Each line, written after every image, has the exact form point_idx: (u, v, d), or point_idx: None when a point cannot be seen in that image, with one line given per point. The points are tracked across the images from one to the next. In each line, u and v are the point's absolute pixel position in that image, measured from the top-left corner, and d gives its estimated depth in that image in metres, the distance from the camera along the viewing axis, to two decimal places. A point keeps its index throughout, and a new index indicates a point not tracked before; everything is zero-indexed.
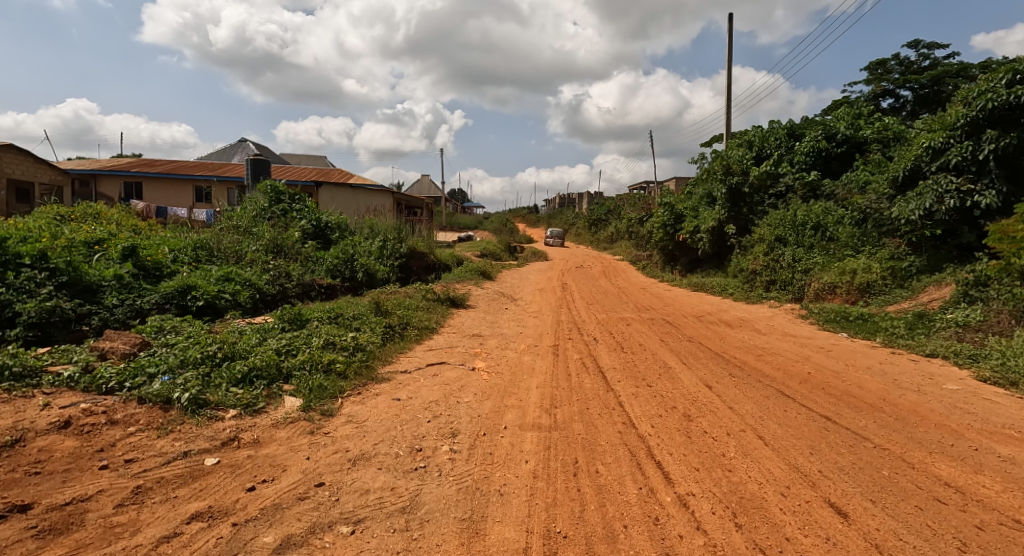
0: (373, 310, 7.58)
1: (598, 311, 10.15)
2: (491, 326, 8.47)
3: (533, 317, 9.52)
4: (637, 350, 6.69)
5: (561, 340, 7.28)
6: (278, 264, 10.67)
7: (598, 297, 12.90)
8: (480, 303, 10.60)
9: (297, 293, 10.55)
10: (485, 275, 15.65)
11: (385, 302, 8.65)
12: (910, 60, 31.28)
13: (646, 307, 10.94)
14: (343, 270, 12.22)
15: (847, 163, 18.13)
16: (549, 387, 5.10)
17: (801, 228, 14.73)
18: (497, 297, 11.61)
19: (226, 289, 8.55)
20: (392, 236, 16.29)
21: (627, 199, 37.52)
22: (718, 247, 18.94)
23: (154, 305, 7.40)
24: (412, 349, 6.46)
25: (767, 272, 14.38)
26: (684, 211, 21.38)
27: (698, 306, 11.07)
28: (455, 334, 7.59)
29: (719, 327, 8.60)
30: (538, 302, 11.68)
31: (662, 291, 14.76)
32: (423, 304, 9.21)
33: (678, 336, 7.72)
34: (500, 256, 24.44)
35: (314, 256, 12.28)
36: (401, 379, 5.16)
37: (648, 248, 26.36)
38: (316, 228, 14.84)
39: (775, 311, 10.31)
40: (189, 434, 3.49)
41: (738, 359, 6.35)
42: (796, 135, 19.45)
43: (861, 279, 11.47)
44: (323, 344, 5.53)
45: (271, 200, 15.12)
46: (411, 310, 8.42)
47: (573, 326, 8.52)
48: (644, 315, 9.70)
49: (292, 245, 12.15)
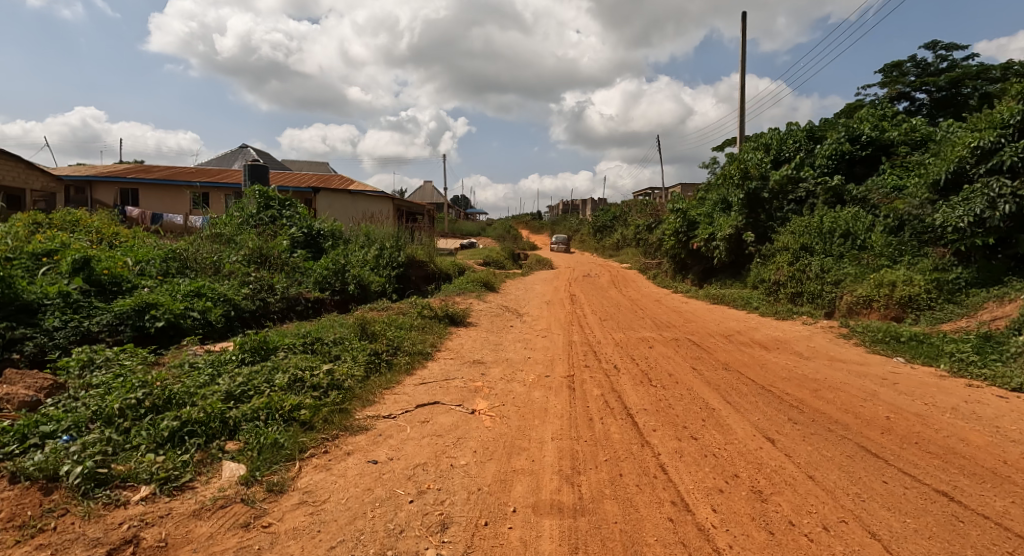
0: (359, 333, 6.55)
1: (614, 330, 9.11)
2: (495, 349, 7.44)
3: (542, 337, 8.50)
4: (667, 383, 5.64)
5: (575, 369, 6.24)
6: (260, 277, 9.70)
7: (611, 311, 11.87)
8: (483, 320, 9.59)
9: (280, 311, 9.56)
10: (488, 286, 14.65)
11: (374, 322, 7.64)
12: (927, 62, 30.19)
13: (666, 324, 9.89)
14: (333, 282, 11.22)
15: (872, 167, 17.10)
16: (567, 441, 4.06)
17: (828, 237, 13.69)
18: (501, 312, 10.58)
19: (194, 306, 7.56)
20: (389, 244, 15.31)
21: (634, 205, 36.51)
22: (735, 256, 17.87)
23: (105, 327, 6.41)
24: (400, 383, 5.43)
25: (792, 283, 13.30)
26: (697, 218, 20.37)
27: (724, 323, 10.02)
28: (453, 361, 6.56)
29: (754, 351, 7.55)
30: (545, 317, 10.66)
31: (679, 304, 13.75)
32: (420, 323, 8.20)
33: (711, 364, 6.66)
34: (504, 264, 23.45)
35: (301, 268, 11.29)
36: (382, 429, 4.13)
37: (657, 256, 25.31)
38: (307, 237, 13.88)
39: (811, 329, 9.25)
40: (66, 538, 2.50)
41: (791, 394, 5.28)
42: (816, 138, 18.42)
43: (902, 293, 10.43)
44: (288, 382, 4.49)
45: (260, 207, 14.16)
46: (404, 332, 7.39)
47: (587, 349, 7.48)
48: (666, 334, 8.65)
49: (277, 255, 11.15)
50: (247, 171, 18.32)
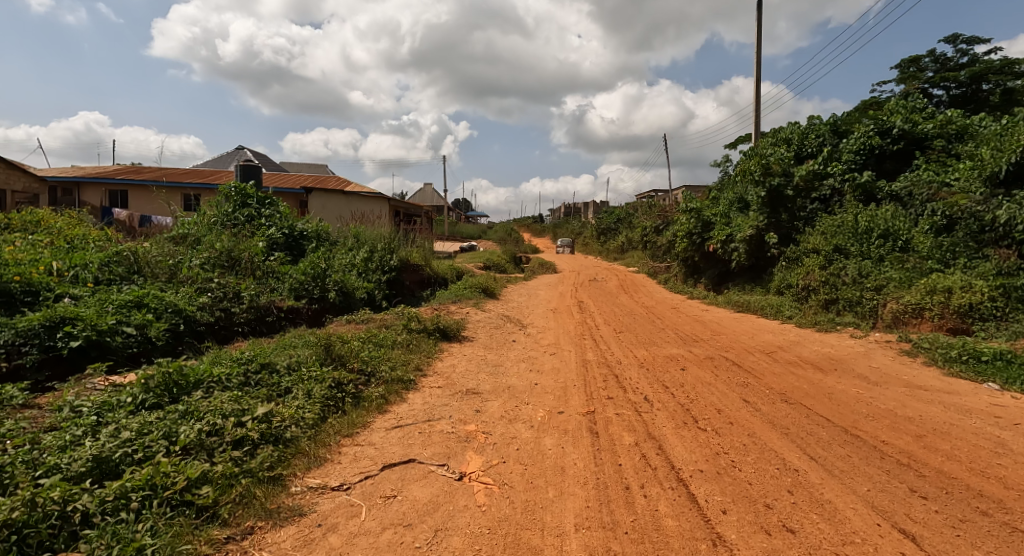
0: (323, 355, 5.17)
1: (634, 346, 7.80)
2: (493, 372, 6.10)
3: (549, 355, 7.15)
4: (717, 424, 4.29)
5: (595, 403, 4.89)
6: (223, 284, 8.44)
7: (625, 321, 10.58)
8: (479, 333, 8.24)
9: (244, 324, 8.22)
10: (489, 292, 13.31)
11: (349, 340, 6.28)
12: (946, 57, 28.93)
13: (692, 339, 8.53)
14: (311, 288, 9.90)
15: (905, 162, 15.81)
16: (599, 533, 2.73)
17: (864, 238, 12.37)
18: (501, 324, 9.24)
19: (130, 320, 6.20)
20: (381, 247, 14.03)
21: (640, 206, 35.15)
22: (755, 259, 16.46)
23: (2, 350, 5.14)
24: (367, 427, 4.09)
25: (825, 289, 11.97)
26: (712, 218, 19.02)
27: (759, 337, 8.66)
28: (440, 391, 5.21)
29: (809, 375, 6.20)
30: (552, 328, 9.35)
31: (699, 312, 12.43)
32: (407, 340, 6.86)
33: (763, 392, 5.32)
34: (505, 267, 22.11)
35: (275, 273, 9.98)
36: (326, 514, 2.82)
37: (667, 259, 23.94)
38: (288, 239, 12.58)
39: (864, 345, 7.90)
40: None
41: (888, 442, 3.94)
42: (841, 132, 17.11)
43: (960, 301, 9.18)
44: (196, 439, 3.16)
45: (237, 205, 12.81)
46: (381, 354, 6.02)
47: (607, 373, 6.13)
48: (696, 353, 7.30)
49: (249, 258, 9.84)
50: (234, 170, 17.06)
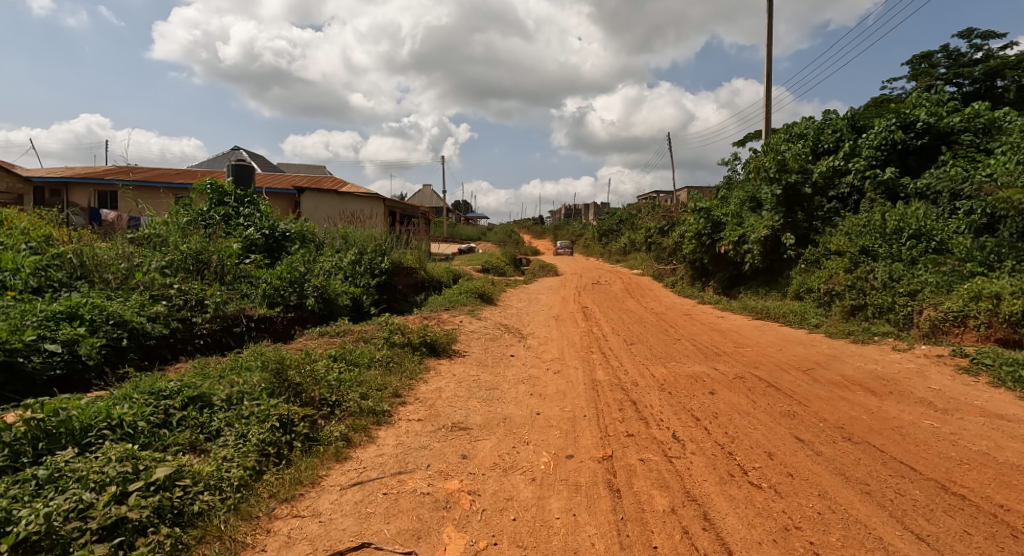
0: (274, 382, 4.16)
1: (650, 362, 6.81)
2: (486, 398, 5.09)
3: (553, 374, 6.16)
4: (773, 476, 3.32)
5: (612, 445, 3.93)
6: (185, 290, 7.50)
7: (635, 330, 9.62)
8: (473, 347, 7.23)
9: (205, 337, 7.26)
10: (486, 297, 12.29)
11: (313, 361, 5.25)
12: (960, 51, 27.98)
13: (713, 353, 7.52)
14: (287, 294, 8.92)
15: (929, 158, 14.83)
16: None
17: (893, 239, 11.41)
18: (499, 334, 8.24)
19: (56, 335, 5.29)
20: (370, 249, 13.10)
21: (643, 207, 34.15)
22: (770, 261, 15.45)
23: None
24: (316, 487, 3.12)
25: (851, 294, 11.01)
26: (723, 218, 18.01)
27: (788, 350, 7.65)
28: (420, 427, 4.20)
29: (862, 400, 5.20)
30: (556, 339, 8.38)
31: (714, 319, 11.47)
32: (385, 360, 5.83)
33: (818, 425, 4.32)
34: (504, 270, 21.11)
35: (248, 277, 9.04)
36: None
37: (673, 262, 22.95)
38: (268, 240, 11.61)
39: (911, 360, 6.88)
40: None
41: (1011, 508, 2.95)
42: (860, 127, 16.10)
43: (1012, 309, 8.19)
44: (45, 529, 2.29)
45: (213, 204, 11.77)
46: (351, 377, 5.00)
47: (623, 399, 5.13)
48: (722, 371, 6.30)
49: (219, 261, 8.87)
50: (228, 171, 15.98)
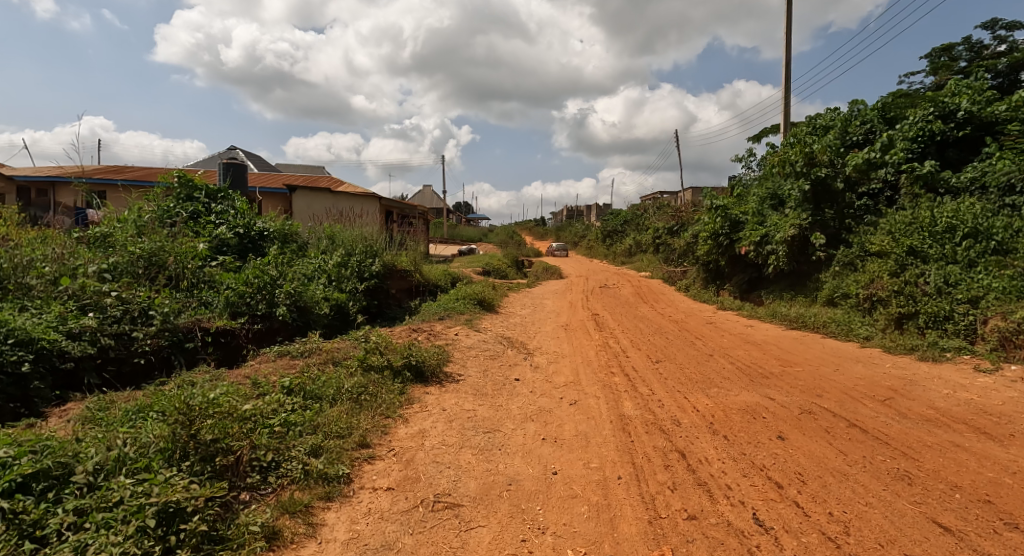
0: (174, 437, 2.87)
1: (688, 389, 5.53)
2: (483, 448, 3.82)
3: (569, 407, 4.89)
4: None
5: (669, 539, 2.68)
6: (126, 299, 6.25)
7: (657, 343, 8.37)
8: (469, 368, 5.96)
9: (144, 356, 6.00)
10: (487, 304, 11.01)
11: (253, 400, 3.95)
12: (982, 45, 26.76)
13: (758, 375, 6.24)
14: (254, 303, 7.62)
15: (971, 150, 13.52)
16: None
17: (944, 238, 10.15)
18: (501, 351, 6.97)
19: None
20: (358, 250, 11.88)
21: (649, 207, 32.82)
22: (797, 263, 14.15)
23: None
24: None
25: (899, 300, 9.77)
26: (742, 216, 16.71)
27: (848, 372, 6.35)
28: (388, 504, 2.92)
29: (983, 447, 3.93)
30: (567, 355, 7.12)
31: (743, 328, 10.21)
32: (353, 393, 4.54)
33: (955, 499, 3.04)
34: (506, 272, 19.83)
35: (210, 282, 7.76)
36: None
37: (684, 263, 21.66)
38: (242, 241, 10.32)
39: (1008, 387, 5.58)
40: None
41: None
42: (892, 118, 14.84)
43: None
44: None
45: (181, 201, 10.42)
46: (299, 420, 3.73)
47: (665, 447, 3.84)
48: (779, 402, 5.01)
49: (178, 264, 7.59)
50: (219, 171, 14.42)
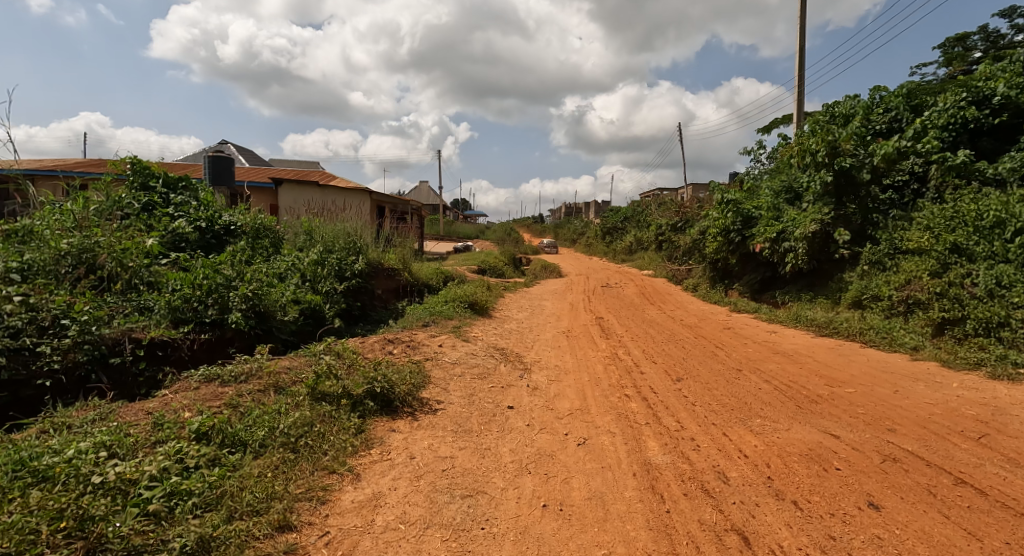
0: None
1: (724, 421, 4.39)
2: (458, 529, 2.72)
3: (577, 451, 3.78)
4: None
5: None
6: (35, 305, 5.13)
7: (674, 355, 7.24)
8: (452, 392, 4.83)
9: (51, 376, 4.95)
10: (480, 307, 9.86)
11: (138, 458, 2.84)
12: (999, 33, 25.60)
13: (804, 400, 5.12)
14: (202, 307, 6.44)
15: (1007, 139, 12.29)
16: None
17: (992, 234, 9.03)
18: (492, 367, 5.84)
19: None
20: (339, 247, 10.74)
21: (650, 203, 31.64)
22: (817, 261, 13.02)
23: None
24: None
25: (945, 304, 8.65)
26: (755, 211, 15.55)
27: (912, 396, 5.22)
28: None
29: None
30: (572, 372, 5.98)
31: (767, 335, 9.10)
32: (290, 437, 3.40)
33: None
34: (503, 271, 18.68)
35: (155, 284, 6.58)
36: None
37: (690, 262, 20.51)
38: (204, 237, 9.13)
39: None
40: None
41: None
42: (918, 105, 13.63)
43: None
44: None
45: (134, 190, 9.17)
46: (195, 486, 2.66)
47: (718, 525, 2.79)
48: (848, 440, 3.91)
49: (115, 262, 6.37)
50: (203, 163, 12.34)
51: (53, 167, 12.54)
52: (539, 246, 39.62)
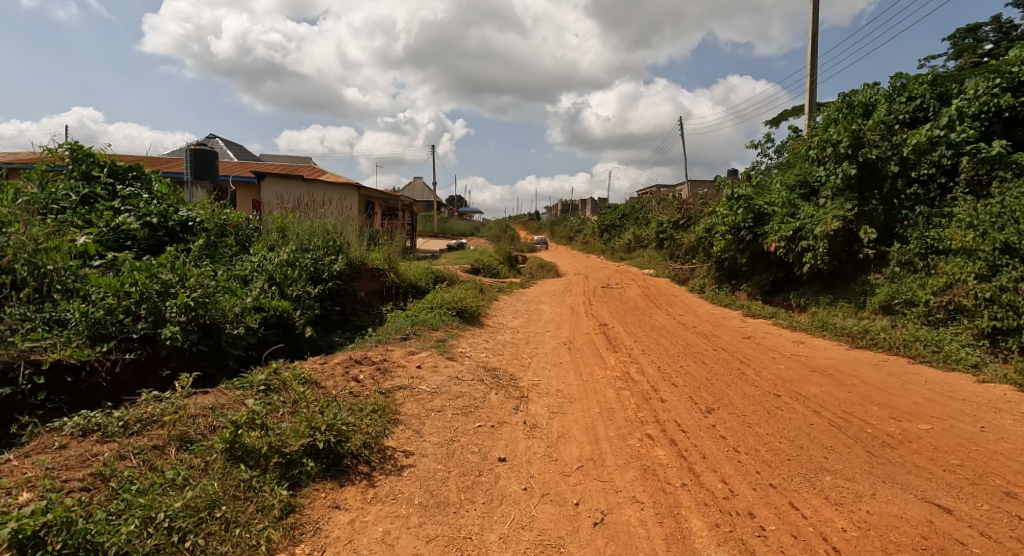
0: None
1: (788, 481, 3.29)
2: None
3: (595, 539, 2.69)
4: None
5: None
6: None
7: (697, 374, 6.13)
8: (427, 438, 3.71)
9: None
10: (469, 314, 8.75)
11: None
12: (1011, 23, 24.55)
13: (876, 442, 4.03)
14: (130, 318, 5.22)
15: None
16: None
17: None
18: (480, 396, 4.72)
19: None
20: (313, 245, 9.60)
21: (650, 200, 30.56)
22: (838, 261, 11.98)
23: None
24: None
25: (1000, 312, 7.62)
26: (767, 208, 14.27)
27: (1008, 436, 4.14)
28: None
29: None
30: (579, 400, 4.87)
31: (794, 346, 8.04)
32: (171, 538, 2.32)
33: None
34: (498, 271, 17.58)
35: (77, 292, 5.31)
36: None
37: (694, 261, 19.46)
38: (155, 235, 7.94)
39: None
40: None
41: None
42: (945, 93, 12.47)
43: None
44: None
45: (74, 180, 7.96)
46: None
47: None
48: (968, 520, 2.85)
49: (26, 262, 5.09)
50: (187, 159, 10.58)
51: (1, 157, 11.33)
52: (535, 244, 38.56)
